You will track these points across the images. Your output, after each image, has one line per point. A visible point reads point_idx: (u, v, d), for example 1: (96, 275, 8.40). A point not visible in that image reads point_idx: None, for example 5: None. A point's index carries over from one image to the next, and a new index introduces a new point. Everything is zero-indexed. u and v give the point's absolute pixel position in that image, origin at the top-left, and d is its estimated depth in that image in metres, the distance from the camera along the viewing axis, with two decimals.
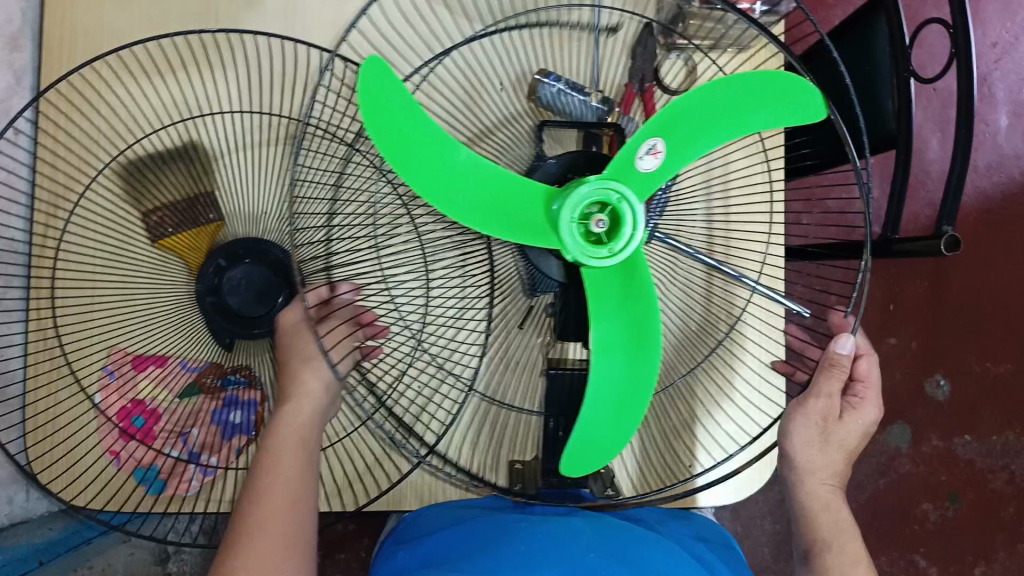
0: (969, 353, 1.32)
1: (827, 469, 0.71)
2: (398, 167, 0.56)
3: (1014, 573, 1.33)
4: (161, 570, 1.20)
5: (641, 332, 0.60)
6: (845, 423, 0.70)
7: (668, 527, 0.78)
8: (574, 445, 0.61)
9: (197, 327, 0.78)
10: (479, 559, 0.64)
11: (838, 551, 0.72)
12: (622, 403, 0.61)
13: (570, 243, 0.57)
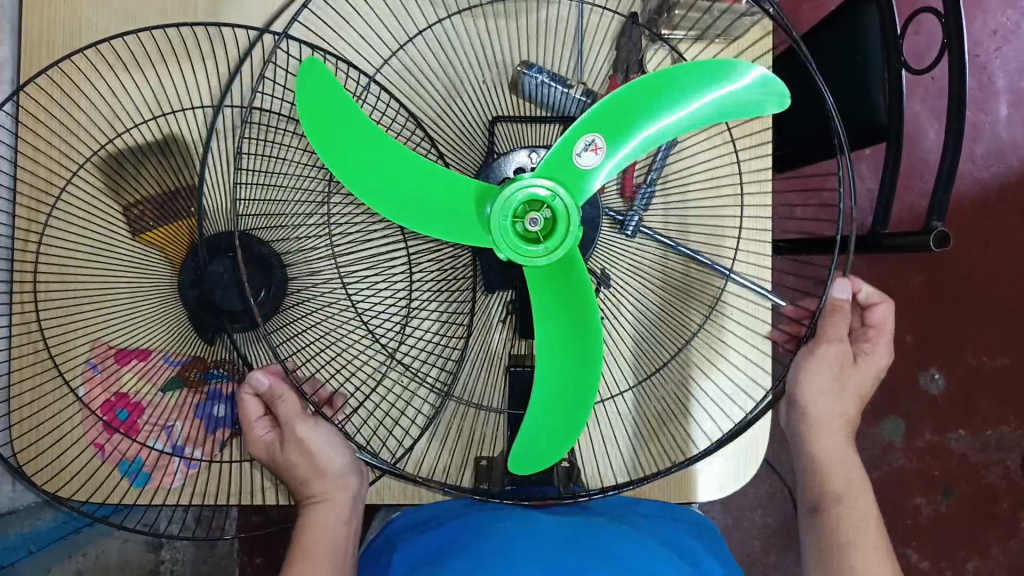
0: (965, 347, 1.31)
1: (842, 417, 0.69)
2: (341, 169, 0.59)
3: (1008, 567, 1.32)
4: (155, 558, 1.22)
5: (584, 331, 0.61)
6: (860, 366, 0.69)
7: (657, 521, 0.77)
8: (519, 444, 0.62)
9: (180, 321, 0.78)
10: (456, 563, 0.64)
11: (851, 504, 0.68)
12: (566, 404, 0.62)
13: (502, 240, 0.59)
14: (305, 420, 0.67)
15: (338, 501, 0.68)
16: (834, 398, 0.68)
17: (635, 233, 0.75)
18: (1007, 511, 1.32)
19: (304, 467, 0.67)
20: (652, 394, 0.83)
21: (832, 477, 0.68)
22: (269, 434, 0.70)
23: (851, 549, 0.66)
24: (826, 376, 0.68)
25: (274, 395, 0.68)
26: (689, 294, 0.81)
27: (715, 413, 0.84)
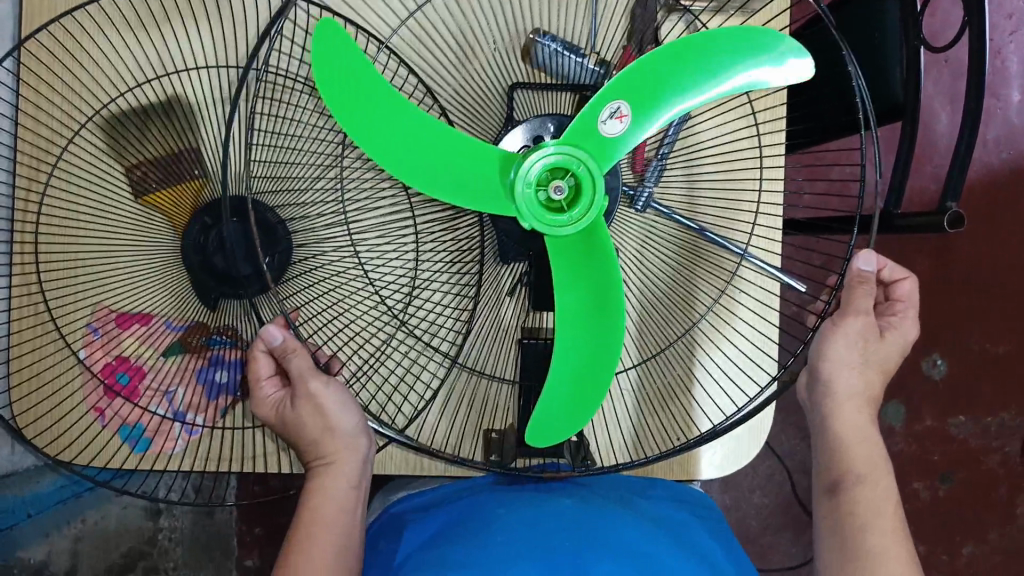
0: (969, 332, 1.31)
1: (865, 394, 0.68)
2: (357, 135, 0.59)
3: (1004, 553, 1.33)
4: (154, 526, 1.23)
5: (602, 303, 0.63)
6: (887, 341, 0.69)
7: (659, 502, 0.77)
8: (540, 413, 0.64)
9: (184, 286, 0.78)
10: (459, 550, 0.64)
11: (873, 485, 0.66)
12: (586, 372, 0.64)
13: (527, 210, 0.61)
14: (317, 375, 0.66)
15: (345, 462, 0.67)
16: (850, 378, 0.67)
17: (646, 209, 0.74)
18: (1005, 497, 1.32)
19: (313, 424, 0.66)
20: (657, 372, 0.83)
21: (852, 455, 0.67)
22: (275, 394, 0.70)
23: (869, 530, 0.64)
24: (854, 353, 0.67)
25: (286, 351, 0.66)
26: (704, 273, 0.80)
27: (720, 393, 0.84)
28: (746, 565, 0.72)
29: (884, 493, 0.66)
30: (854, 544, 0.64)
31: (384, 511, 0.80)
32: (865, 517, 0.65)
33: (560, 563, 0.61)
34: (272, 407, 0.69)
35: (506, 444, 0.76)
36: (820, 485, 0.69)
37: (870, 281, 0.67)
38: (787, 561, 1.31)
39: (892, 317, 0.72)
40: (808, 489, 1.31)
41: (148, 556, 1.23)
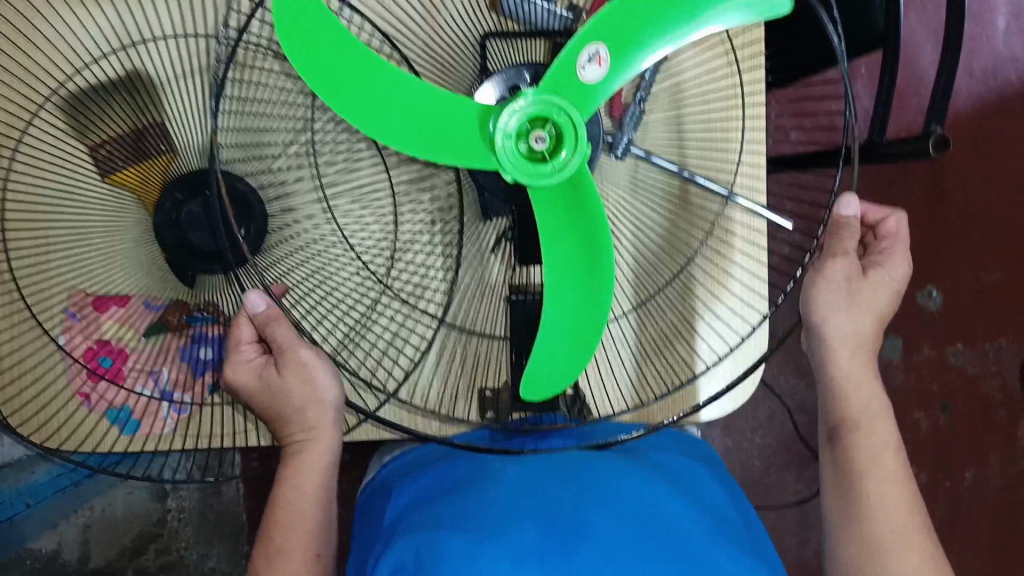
0: (961, 262, 1.30)
1: (855, 336, 0.67)
2: (330, 97, 0.58)
3: (1006, 478, 1.33)
4: (162, 508, 1.25)
5: (590, 252, 0.62)
6: (871, 279, 0.67)
7: (653, 449, 0.77)
8: (533, 365, 0.65)
9: (161, 262, 0.77)
10: (452, 510, 0.64)
11: (868, 432, 0.68)
12: (579, 323, 0.63)
13: (509, 163, 0.59)
14: (305, 343, 0.67)
15: (321, 440, 0.69)
16: (839, 323, 0.66)
17: (625, 154, 0.72)
18: (1004, 422, 1.33)
19: (300, 393, 0.66)
20: (652, 318, 0.80)
21: (852, 402, 0.68)
22: (257, 357, 0.68)
23: (867, 474, 0.66)
24: (834, 297, 0.66)
25: (267, 319, 0.65)
26: (697, 215, 0.76)
27: (711, 336, 0.83)
28: (747, 512, 0.73)
29: (882, 438, 0.68)
30: (855, 490, 0.67)
31: (380, 471, 0.80)
32: (865, 462, 0.67)
33: (560, 525, 0.61)
34: (254, 372, 0.68)
35: (501, 403, 0.75)
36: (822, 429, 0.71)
37: (852, 225, 0.66)
38: (791, 497, 1.32)
39: (878, 255, 0.71)
40: (809, 426, 1.31)
41: (158, 537, 1.25)
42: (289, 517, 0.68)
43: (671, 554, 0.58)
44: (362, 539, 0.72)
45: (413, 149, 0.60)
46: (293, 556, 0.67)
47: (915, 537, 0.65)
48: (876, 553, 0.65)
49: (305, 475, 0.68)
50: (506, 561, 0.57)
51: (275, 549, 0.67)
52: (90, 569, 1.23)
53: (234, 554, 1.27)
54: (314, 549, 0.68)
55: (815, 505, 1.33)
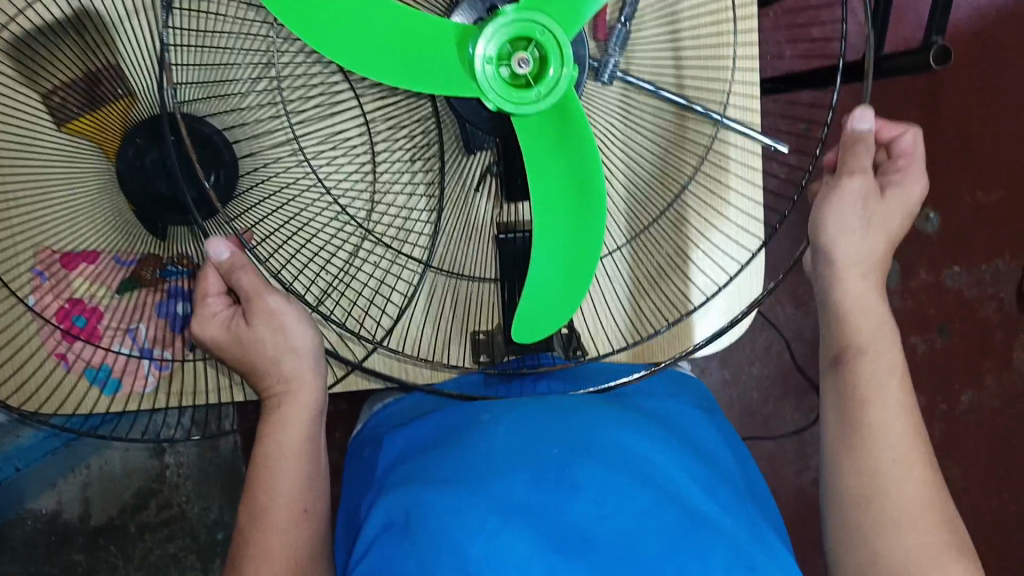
0: (959, 182, 1.26)
1: (868, 257, 0.65)
2: (291, 25, 0.52)
3: (1004, 398, 1.33)
4: (159, 464, 1.23)
5: (578, 183, 0.58)
6: (887, 199, 0.64)
7: (647, 396, 0.75)
8: (526, 304, 0.61)
9: (128, 215, 0.75)
10: (440, 464, 0.61)
11: (874, 355, 0.65)
12: (571, 259, 0.60)
13: (491, 89, 0.56)
14: (273, 291, 0.64)
15: (304, 388, 0.66)
16: (849, 245, 0.64)
17: (611, 80, 0.66)
18: (1002, 344, 1.31)
19: (273, 342, 0.65)
20: (647, 250, 0.78)
21: (859, 325, 0.66)
22: (224, 311, 0.67)
23: (869, 403, 0.64)
24: (848, 217, 0.63)
25: (234, 266, 0.63)
26: (692, 142, 0.73)
27: (710, 269, 0.80)
28: (746, 464, 0.73)
29: (887, 366, 0.65)
30: (852, 419, 0.65)
31: (372, 416, 0.80)
32: (866, 389, 0.65)
33: (550, 476, 0.59)
34: (223, 326, 0.66)
35: (496, 345, 0.73)
36: (826, 355, 0.68)
37: (869, 139, 0.61)
38: (789, 427, 1.31)
39: (893, 175, 0.66)
40: (806, 355, 1.29)
41: (159, 493, 1.24)
42: (275, 470, 0.65)
43: (665, 505, 0.57)
44: (354, 488, 0.71)
45: (385, 78, 0.56)
46: (280, 511, 0.65)
47: (916, 465, 0.63)
48: (875, 482, 0.63)
49: (288, 427, 0.66)
50: (494, 517, 0.56)
51: (261, 504, 0.65)
52: (93, 526, 1.23)
53: (234, 507, 1.26)
54: (301, 503, 0.66)
55: (814, 434, 1.32)
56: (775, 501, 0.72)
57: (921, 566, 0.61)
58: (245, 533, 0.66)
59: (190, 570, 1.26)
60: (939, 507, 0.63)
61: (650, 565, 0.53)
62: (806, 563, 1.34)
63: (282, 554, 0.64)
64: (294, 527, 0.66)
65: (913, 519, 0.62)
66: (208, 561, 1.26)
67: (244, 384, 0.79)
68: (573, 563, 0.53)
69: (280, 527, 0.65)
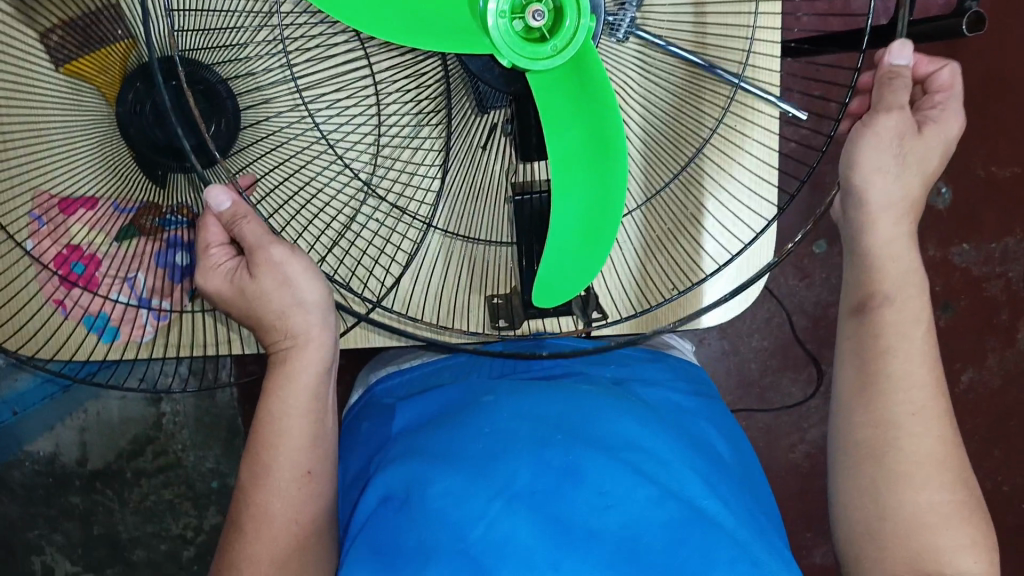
0: (973, 157, 1.24)
1: (903, 201, 0.60)
2: None
3: (1006, 378, 1.32)
4: (155, 412, 1.23)
5: (600, 144, 0.56)
6: (924, 136, 0.59)
7: (649, 385, 0.77)
8: (546, 266, 0.61)
9: (125, 160, 0.73)
10: (444, 442, 0.64)
11: (900, 307, 0.62)
12: (592, 222, 0.59)
13: (505, 45, 0.54)
14: (278, 242, 0.62)
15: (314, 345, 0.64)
16: (884, 187, 0.58)
17: (627, 37, 0.65)
18: (1005, 323, 1.30)
19: (279, 297, 0.62)
20: (658, 219, 0.76)
21: (886, 273, 0.61)
22: (228, 262, 0.65)
23: (892, 354, 0.62)
24: (883, 156, 0.58)
25: (237, 215, 0.62)
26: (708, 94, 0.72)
27: (723, 237, 0.78)
28: (744, 453, 0.75)
29: (913, 314, 0.62)
30: (875, 367, 0.63)
31: (371, 393, 0.82)
32: (892, 337, 0.62)
33: (553, 463, 0.61)
34: (227, 277, 0.64)
35: (515, 310, 0.73)
36: (846, 304, 0.65)
37: (905, 75, 0.58)
38: (786, 400, 1.31)
39: (931, 110, 0.62)
40: (807, 329, 1.29)
41: (155, 440, 1.24)
42: (280, 430, 0.64)
43: (668, 501, 0.60)
44: (361, 459, 0.74)
45: (393, 37, 0.54)
46: (284, 471, 0.64)
47: (934, 421, 0.63)
48: (888, 433, 0.63)
49: (295, 386, 0.65)
50: (498, 502, 0.59)
51: (265, 465, 0.65)
52: (91, 470, 1.24)
53: (230, 457, 1.25)
54: (305, 465, 0.65)
55: (811, 408, 1.32)
56: (766, 477, 0.76)
57: (927, 521, 0.62)
58: (246, 489, 0.65)
59: (186, 517, 1.27)
60: (955, 460, 0.63)
61: (651, 569, 0.56)
62: (798, 534, 1.35)
63: (285, 515, 0.64)
64: (298, 489, 0.65)
65: (927, 475, 0.62)
66: (202, 509, 1.26)
67: (247, 337, 0.77)
68: (570, 556, 0.56)
69: (283, 488, 0.64)
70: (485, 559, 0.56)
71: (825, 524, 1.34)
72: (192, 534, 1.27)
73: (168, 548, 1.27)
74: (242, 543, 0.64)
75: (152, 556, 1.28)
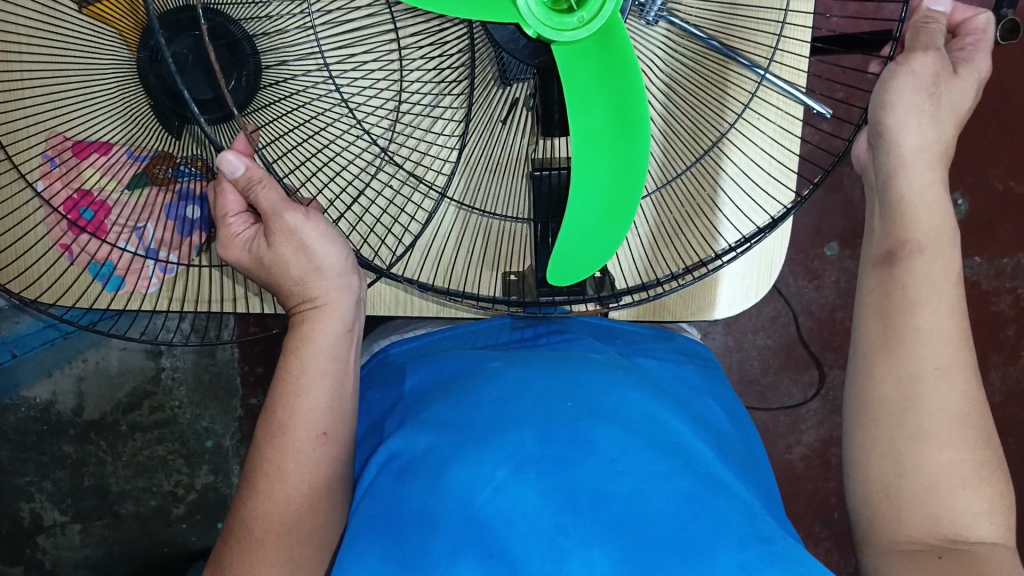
0: (993, 170, 1.22)
1: (938, 139, 0.59)
2: None
3: (1007, 395, 1.31)
4: (155, 366, 1.23)
5: (623, 120, 0.55)
6: (962, 76, 0.59)
7: (656, 359, 0.78)
8: (561, 244, 0.59)
9: (142, 107, 0.72)
10: (454, 409, 0.65)
11: (934, 258, 0.61)
12: (610, 201, 0.58)
13: (533, 16, 0.54)
14: (293, 208, 0.61)
15: (335, 305, 0.64)
16: (918, 126, 0.58)
17: (656, 20, 0.64)
18: (1011, 339, 1.29)
19: (297, 262, 0.62)
20: (671, 203, 0.76)
21: (920, 220, 0.60)
22: (246, 231, 0.64)
23: (921, 343, 0.61)
24: (917, 95, 0.57)
25: (252, 182, 0.61)
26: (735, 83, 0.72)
27: (734, 230, 0.77)
28: (745, 431, 0.76)
29: (943, 269, 0.61)
30: (899, 358, 0.61)
31: (380, 358, 0.82)
32: (915, 327, 0.61)
33: (561, 434, 0.61)
34: (246, 247, 0.64)
35: (528, 286, 0.72)
36: (872, 254, 0.63)
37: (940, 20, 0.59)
38: (786, 400, 1.30)
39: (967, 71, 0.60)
40: (812, 330, 1.28)
41: (152, 395, 1.24)
42: (298, 389, 0.64)
43: (678, 474, 0.59)
44: (372, 420, 0.76)
45: (426, 3, 0.53)
46: (288, 434, 0.64)
47: (959, 373, 0.61)
48: (911, 389, 0.61)
49: (315, 346, 0.64)
50: (503, 469, 0.59)
51: (281, 424, 0.64)
52: (86, 421, 1.24)
53: (226, 418, 1.25)
54: (321, 426, 0.64)
55: (810, 410, 1.31)
56: (768, 456, 0.77)
57: (945, 483, 0.60)
58: (258, 443, 0.65)
59: (177, 474, 1.27)
60: (979, 420, 0.61)
61: (661, 540, 0.55)
62: None
63: (298, 477, 0.63)
64: (297, 454, 0.64)
65: (947, 432, 0.60)
66: (194, 467, 1.27)
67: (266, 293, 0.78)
68: (576, 524, 0.56)
69: (297, 449, 0.64)
70: (491, 523, 0.57)
71: (815, 527, 1.34)
72: (182, 492, 1.27)
73: (158, 504, 1.27)
74: (253, 501, 0.63)
75: (141, 511, 1.28)
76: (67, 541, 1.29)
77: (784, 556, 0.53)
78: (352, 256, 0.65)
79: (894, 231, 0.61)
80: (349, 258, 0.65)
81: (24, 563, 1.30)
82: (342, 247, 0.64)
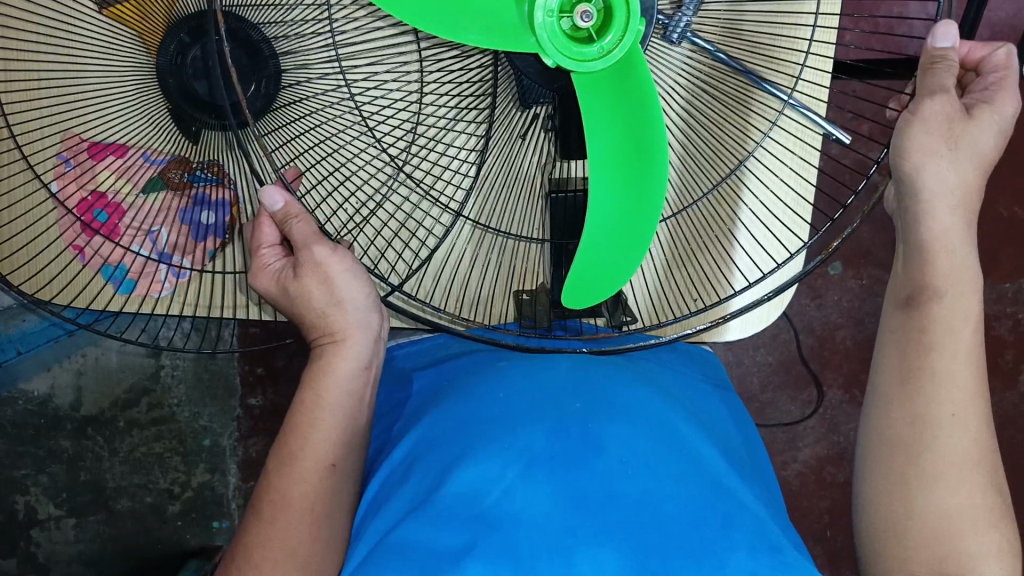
0: (999, 195, 1.23)
1: (958, 187, 0.58)
2: None
3: (1005, 418, 1.32)
4: (155, 364, 1.22)
5: (639, 152, 0.55)
6: (976, 119, 0.58)
7: (666, 366, 0.77)
8: (578, 269, 0.60)
9: (161, 112, 0.72)
10: (462, 414, 0.66)
11: (947, 303, 0.60)
12: (627, 227, 0.58)
13: (551, 46, 0.52)
14: (322, 242, 0.61)
15: (353, 339, 0.63)
16: (937, 171, 0.57)
17: (680, 41, 0.64)
18: (1009, 363, 1.30)
19: (320, 296, 0.62)
20: (688, 229, 0.76)
21: (937, 268, 0.59)
22: (277, 263, 0.64)
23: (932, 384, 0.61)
24: (933, 140, 0.57)
25: (288, 216, 0.61)
26: (757, 114, 0.71)
27: (748, 262, 0.77)
28: (747, 430, 0.77)
29: (962, 312, 0.60)
30: (916, 397, 0.62)
31: (384, 360, 0.83)
32: (926, 371, 0.61)
33: (574, 444, 0.62)
34: (275, 277, 0.64)
35: (539, 304, 0.72)
36: (892, 298, 0.63)
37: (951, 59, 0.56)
38: (782, 417, 1.31)
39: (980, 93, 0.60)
40: (812, 349, 1.28)
41: (152, 392, 1.24)
42: (309, 420, 0.63)
43: (692, 487, 0.60)
44: (378, 426, 0.76)
45: (443, 33, 0.53)
46: (291, 446, 0.63)
47: (970, 421, 0.61)
48: (924, 432, 0.61)
49: (332, 382, 0.63)
50: (513, 474, 0.60)
51: (291, 452, 0.63)
52: (84, 416, 1.23)
53: (225, 417, 1.25)
54: (329, 457, 0.63)
55: (807, 429, 1.31)
56: (772, 465, 0.77)
57: (958, 525, 0.60)
58: (268, 477, 0.63)
59: (174, 472, 1.26)
60: (988, 468, 0.61)
61: (671, 543, 0.56)
62: None
63: (298, 507, 0.62)
64: (300, 472, 0.62)
65: (961, 480, 0.61)
66: (191, 466, 1.26)
67: (266, 308, 0.77)
68: (586, 524, 0.57)
69: (297, 463, 0.62)
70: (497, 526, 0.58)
71: (808, 544, 1.34)
72: (178, 490, 1.26)
73: (154, 501, 1.27)
74: (257, 519, 0.62)
75: (137, 508, 1.27)
76: (62, 535, 1.28)
77: (792, 566, 0.57)
78: (374, 292, 0.64)
79: (916, 277, 0.60)
80: (371, 294, 0.64)
81: (18, 555, 1.29)
82: (365, 286, 0.63)
